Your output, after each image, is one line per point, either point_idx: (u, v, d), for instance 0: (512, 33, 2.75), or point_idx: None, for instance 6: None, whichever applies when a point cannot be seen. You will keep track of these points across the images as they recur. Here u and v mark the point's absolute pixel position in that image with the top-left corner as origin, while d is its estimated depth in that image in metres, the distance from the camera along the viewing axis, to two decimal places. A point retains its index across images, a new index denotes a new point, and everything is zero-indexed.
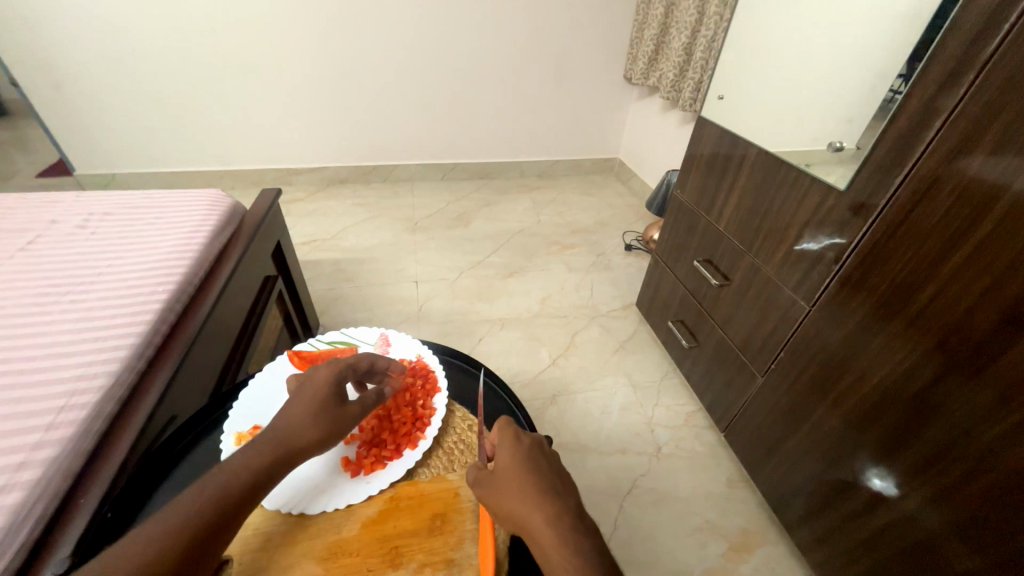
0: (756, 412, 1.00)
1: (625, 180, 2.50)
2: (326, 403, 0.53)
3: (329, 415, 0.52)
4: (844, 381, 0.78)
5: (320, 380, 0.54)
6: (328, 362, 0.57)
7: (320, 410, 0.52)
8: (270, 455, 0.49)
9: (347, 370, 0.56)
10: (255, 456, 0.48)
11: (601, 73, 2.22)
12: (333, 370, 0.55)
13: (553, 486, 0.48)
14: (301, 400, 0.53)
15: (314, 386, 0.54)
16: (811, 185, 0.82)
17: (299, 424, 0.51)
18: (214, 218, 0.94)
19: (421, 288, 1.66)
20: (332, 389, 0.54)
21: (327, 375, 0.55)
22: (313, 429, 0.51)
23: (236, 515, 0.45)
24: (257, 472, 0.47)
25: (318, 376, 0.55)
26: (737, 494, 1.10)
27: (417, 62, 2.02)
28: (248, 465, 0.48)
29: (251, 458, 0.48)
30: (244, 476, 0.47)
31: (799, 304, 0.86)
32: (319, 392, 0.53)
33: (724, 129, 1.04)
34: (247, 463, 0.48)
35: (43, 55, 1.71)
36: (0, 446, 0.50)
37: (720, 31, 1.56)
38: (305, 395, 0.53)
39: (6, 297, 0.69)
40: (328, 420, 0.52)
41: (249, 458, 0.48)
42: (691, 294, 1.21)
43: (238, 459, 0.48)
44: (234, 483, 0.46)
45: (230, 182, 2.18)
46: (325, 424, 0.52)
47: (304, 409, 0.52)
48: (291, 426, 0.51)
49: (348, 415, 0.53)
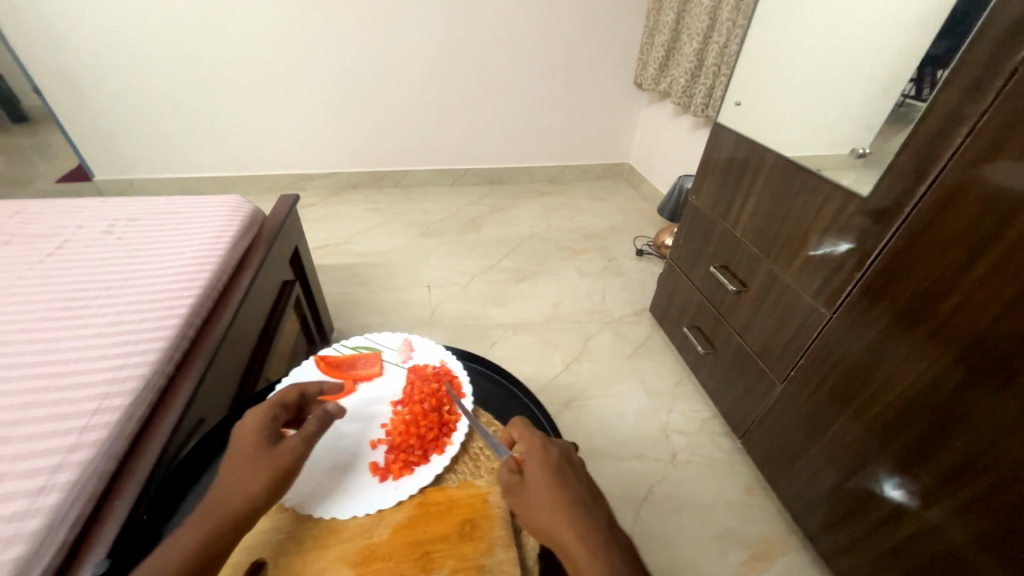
0: (776, 419, 0.99)
1: (636, 185, 2.50)
2: (260, 444, 0.50)
3: (268, 453, 0.50)
4: (867, 390, 0.77)
5: (247, 427, 0.52)
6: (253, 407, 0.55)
7: (257, 451, 0.50)
8: (218, 512, 0.45)
9: (273, 409, 0.55)
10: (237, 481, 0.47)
11: (611, 79, 2.23)
12: (259, 412, 0.53)
13: (583, 496, 0.48)
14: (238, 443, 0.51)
15: (243, 431, 0.52)
16: (832, 192, 0.81)
17: (240, 475, 0.48)
18: (235, 223, 0.95)
19: (434, 292, 1.67)
20: (265, 431, 0.52)
21: (252, 418, 0.53)
22: (256, 472, 0.48)
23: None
24: (213, 528, 0.44)
25: (246, 422, 0.53)
26: (755, 502, 1.09)
27: (428, 69, 2.04)
28: (199, 522, 0.44)
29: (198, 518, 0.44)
30: (198, 533, 0.43)
31: (820, 310, 0.85)
32: (250, 437, 0.51)
33: (741, 135, 1.03)
34: (197, 522, 0.44)
35: (65, 65, 1.76)
36: (37, 449, 0.51)
37: (734, 36, 1.55)
38: (237, 446, 0.51)
39: (38, 301, 0.70)
40: (269, 460, 0.49)
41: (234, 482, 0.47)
42: (707, 300, 1.21)
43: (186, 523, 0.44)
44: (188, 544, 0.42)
45: (245, 187, 2.21)
46: (268, 463, 0.49)
47: (238, 457, 0.49)
48: (231, 482, 0.47)
49: (289, 448, 0.51)
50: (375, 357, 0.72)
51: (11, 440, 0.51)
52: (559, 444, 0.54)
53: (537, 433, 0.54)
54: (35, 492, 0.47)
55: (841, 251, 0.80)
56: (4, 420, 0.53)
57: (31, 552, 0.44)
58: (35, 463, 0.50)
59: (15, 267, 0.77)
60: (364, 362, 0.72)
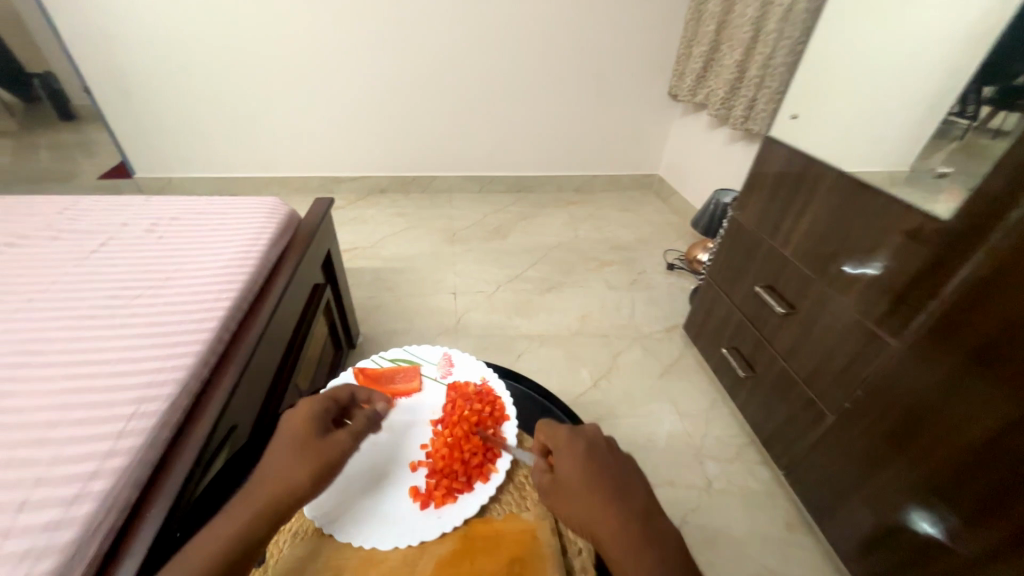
0: (825, 453, 0.92)
1: (665, 197, 2.45)
2: (309, 436, 0.51)
3: (315, 447, 0.50)
4: (934, 431, 0.70)
5: (299, 416, 0.53)
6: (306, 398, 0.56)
7: (305, 443, 0.50)
8: (259, 501, 0.46)
9: (326, 402, 0.55)
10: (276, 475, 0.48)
11: (645, 89, 2.19)
12: (313, 403, 0.54)
13: (616, 490, 0.49)
14: (287, 432, 0.52)
15: (295, 420, 0.52)
16: (905, 213, 0.75)
17: (283, 467, 0.49)
18: (273, 225, 0.95)
19: (459, 300, 1.65)
20: (315, 424, 0.52)
21: (306, 408, 0.53)
22: (301, 464, 0.49)
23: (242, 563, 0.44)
24: (255, 518, 0.45)
25: (298, 411, 0.53)
26: (796, 540, 1.02)
27: (459, 75, 2.04)
28: (241, 510, 0.46)
29: (241, 506, 0.46)
30: (239, 522, 0.45)
31: (883, 340, 0.79)
32: (301, 426, 0.52)
33: (796, 150, 0.98)
34: (241, 509, 0.46)
35: (114, 65, 1.82)
36: (73, 453, 0.50)
37: (778, 48, 1.48)
38: (286, 433, 0.52)
39: (81, 298, 0.70)
40: (315, 454, 0.50)
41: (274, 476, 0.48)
42: (749, 320, 1.15)
43: (229, 511, 0.46)
44: (231, 531, 0.44)
45: (275, 188, 2.24)
46: (313, 457, 0.50)
47: (286, 446, 0.50)
48: (274, 474, 0.48)
49: (335, 445, 0.51)
50: (414, 371, 0.71)
51: (49, 443, 0.50)
52: (587, 434, 0.54)
53: (565, 428, 0.55)
54: (69, 501, 0.46)
55: (862, 271, 0.83)
56: (42, 422, 0.52)
57: (62, 566, 0.42)
58: (71, 469, 0.48)
59: (60, 263, 0.78)
60: (403, 376, 0.70)
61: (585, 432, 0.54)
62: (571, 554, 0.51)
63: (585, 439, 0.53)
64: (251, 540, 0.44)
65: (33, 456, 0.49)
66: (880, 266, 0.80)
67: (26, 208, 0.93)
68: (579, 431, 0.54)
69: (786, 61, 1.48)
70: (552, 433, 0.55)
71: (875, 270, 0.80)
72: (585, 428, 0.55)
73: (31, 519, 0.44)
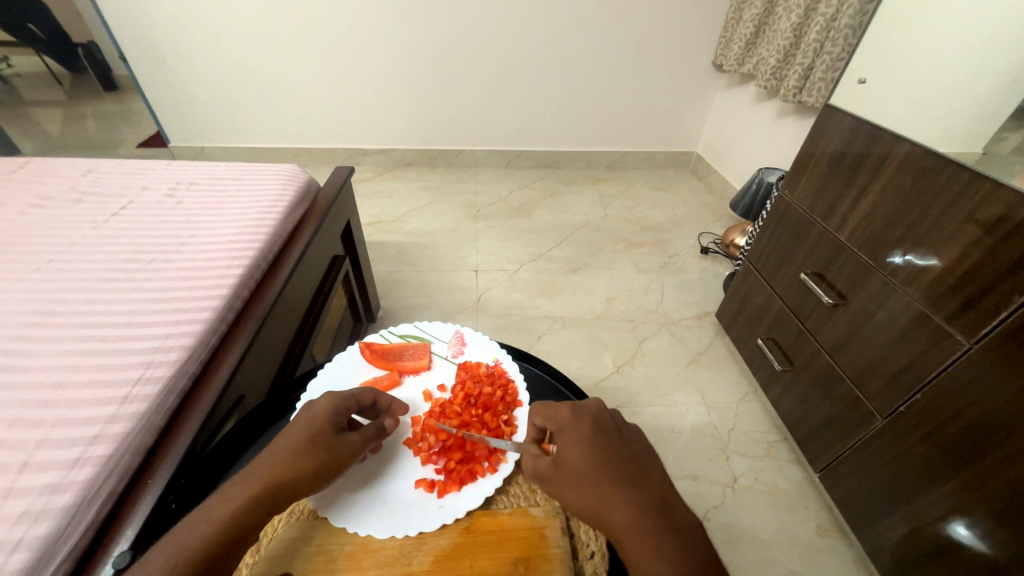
0: (870, 459, 0.84)
1: (703, 176, 2.31)
2: (321, 433, 0.49)
3: (324, 446, 0.48)
4: (1009, 446, 0.62)
5: (318, 410, 0.51)
6: (327, 392, 0.53)
7: (317, 440, 0.48)
8: (254, 489, 0.43)
9: (347, 403, 0.53)
10: (273, 468, 0.45)
11: (687, 58, 2.03)
12: (334, 401, 0.52)
13: (625, 470, 0.46)
14: (298, 423, 0.49)
15: (311, 414, 0.50)
16: (991, 193, 0.65)
17: (284, 460, 0.46)
18: (290, 192, 0.92)
19: (481, 277, 1.61)
20: (330, 421, 0.50)
21: (325, 406, 0.51)
22: (307, 461, 0.47)
23: (232, 548, 0.41)
24: (248, 504, 0.43)
25: (315, 407, 0.51)
26: (829, 546, 0.95)
27: (488, 43, 1.93)
28: (236, 495, 0.43)
29: (234, 490, 0.44)
30: (232, 508, 0.42)
31: (953, 339, 0.69)
32: (315, 422, 0.49)
33: (861, 120, 0.86)
34: (236, 493, 0.43)
35: (144, 32, 1.81)
36: (77, 416, 0.49)
37: (844, 7, 1.32)
38: (298, 424, 0.49)
39: (97, 261, 0.70)
40: (324, 452, 0.48)
41: (271, 467, 0.45)
42: (791, 310, 1.06)
43: (222, 494, 0.43)
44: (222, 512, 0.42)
45: (304, 160, 2.24)
46: (321, 456, 0.48)
47: (297, 438, 0.48)
48: (274, 464, 0.46)
49: (345, 448, 0.50)
50: (423, 349, 0.69)
51: (55, 404, 0.50)
52: (590, 411, 0.51)
53: (567, 406, 0.51)
54: (69, 464, 0.46)
55: (927, 264, 0.74)
56: (50, 381, 0.52)
57: (58, 529, 0.42)
58: (75, 431, 0.48)
59: (81, 225, 0.77)
60: (412, 353, 0.69)
61: (588, 408, 0.51)
62: (581, 557, 0.47)
63: (588, 418, 0.50)
64: (243, 525, 0.42)
65: (39, 417, 0.49)
66: (947, 256, 0.71)
67: (52, 171, 0.93)
68: (581, 409, 0.51)
69: (852, 23, 1.32)
70: (553, 412, 0.51)
71: (940, 263, 0.72)
72: (588, 406, 0.52)
73: (33, 480, 0.44)
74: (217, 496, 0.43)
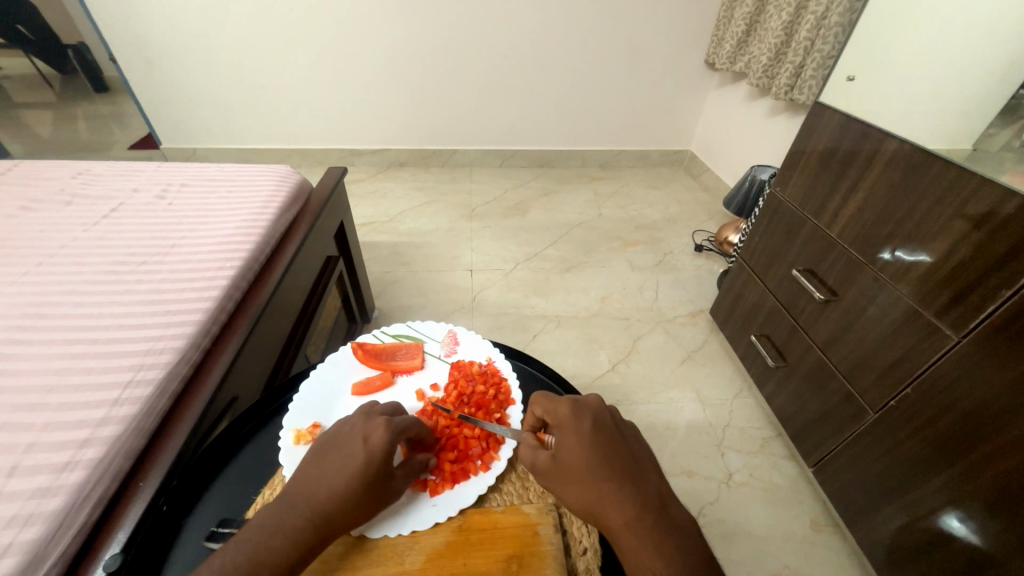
0: (863, 452, 0.85)
1: (697, 174, 2.32)
2: (376, 479, 0.47)
3: (375, 490, 0.47)
4: (999, 438, 0.62)
5: (376, 449, 0.47)
6: (384, 422, 0.49)
7: (372, 483, 0.46)
8: (308, 536, 0.43)
9: (400, 435, 0.50)
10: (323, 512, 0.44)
11: (680, 57, 2.04)
12: (391, 437, 0.48)
13: (625, 469, 0.47)
14: (352, 462, 0.46)
15: (367, 450, 0.47)
16: (979, 188, 0.65)
17: (337, 503, 0.45)
18: (283, 192, 0.92)
19: (476, 277, 1.61)
20: (386, 463, 0.47)
21: (384, 442, 0.48)
22: (361, 506, 0.46)
23: None
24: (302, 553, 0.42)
25: (373, 440, 0.47)
26: (823, 540, 0.96)
27: (481, 42, 1.93)
28: (288, 538, 0.42)
29: (287, 533, 0.42)
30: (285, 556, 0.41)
31: (942, 333, 0.70)
32: (373, 466, 0.46)
33: (851, 118, 0.87)
34: (289, 537, 0.42)
35: (133, 32, 1.79)
36: (67, 419, 0.49)
37: (834, 5, 1.33)
38: (354, 463, 0.46)
39: (86, 263, 0.69)
40: (376, 498, 0.47)
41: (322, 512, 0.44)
42: (784, 307, 1.07)
43: (274, 536, 0.42)
44: (266, 554, 0.41)
45: (297, 161, 2.23)
46: (373, 502, 0.47)
47: (353, 478, 0.46)
48: (328, 507, 0.44)
49: (395, 492, 0.48)
50: (416, 349, 0.69)
51: (45, 407, 0.50)
52: (591, 407, 0.51)
53: (568, 402, 0.50)
54: (60, 468, 0.46)
55: (916, 259, 0.75)
56: (40, 385, 0.52)
57: (49, 533, 0.42)
58: (64, 434, 0.48)
59: (70, 227, 0.77)
60: (405, 352, 0.69)
61: (589, 405, 0.51)
62: (574, 554, 0.47)
63: (590, 415, 0.50)
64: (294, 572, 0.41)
65: (29, 420, 0.48)
66: (934, 253, 0.72)
67: (41, 173, 0.92)
68: (582, 405, 0.51)
69: (842, 20, 1.33)
70: (553, 406, 0.51)
71: (929, 258, 0.72)
72: (588, 402, 0.51)
73: (23, 484, 0.44)
74: (268, 534, 0.42)
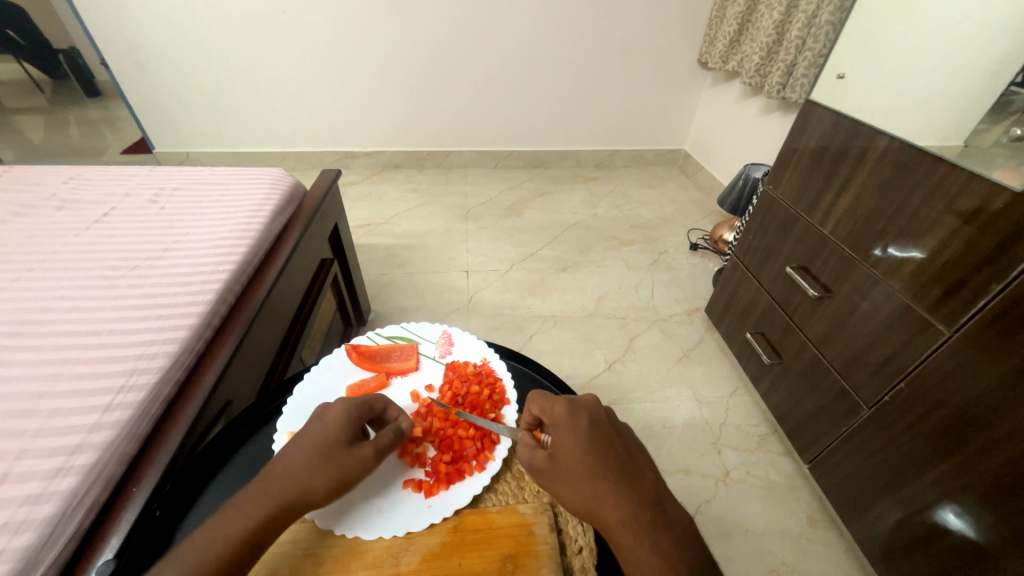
0: (858, 448, 0.86)
1: (691, 173, 2.33)
2: (332, 446, 0.47)
3: (332, 457, 0.46)
4: (992, 431, 0.63)
5: (330, 421, 0.49)
6: (341, 398, 0.51)
7: (328, 450, 0.47)
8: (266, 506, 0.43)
9: (359, 408, 0.51)
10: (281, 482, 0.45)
11: (674, 56, 2.05)
12: (346, 409, 0.50)
13: (622, 467, 0.47)
14: (309, 434, 0.48)
15: (322, 421, 0.49)
16: (968, 184, 0.66)
17: (294, 471, 0.45)
18: (277, 195, 0.92)
19: (472, 278, 1.61)
20: (342, 432, 0.48)
21: (337, 412, 0.49)
22: (319, 473, 0.45)
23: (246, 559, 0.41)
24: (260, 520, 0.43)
25: (328, 413, 0.49)
26: (819, 536, 0.96)
27: (474, 43, 1.93)
28: (248, 509, 0.43)
29: (248, 505, 0.43)
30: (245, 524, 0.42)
31: (935, 328, 0.71)
32: (327, 434, 0.47)
33: (842, 115, 0.88)
34: (249, 509, 0.43)
35: (125, 35, 1.78)
36: (58, 426, 0.49)
37: (823, 4, 1.35)
38: (310, 434, 0.48)
39: (77, 268, 0.69)
40: (335, 466, 0.46)
41: (280, 482, 0.45)
42: (779, 304, 1.07)
43: (235, 509, 0.43)
44: (235, 531, 0.42)
45: (292, 164, 2.23)
46: (333, 470, 0.46)
47: (308, 447, 0.47)
48: (285, 477, 0.45)
49: (356, 460, 0.47)
50: (411, 350, 0.69)
51: (36, 414, 0.49)
52: (588, 407, 0.51)
53: (564, 402, 0.51)
54: (52, 474, 0.45)
55: (908, 255, 0.75)
56: (31, 391, 0.51)
57: (42, 540, 0.42)
58: (56, 440, 0.48)
59: (62, 232, 0.76)
60: (399, 354, 0.68)
61: (585, 405, 0.52)
62: (570, 553, 0.47)
63: (586, 414, 0.51)
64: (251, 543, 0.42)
65: (21, 426, 0.48)
66: (926, 248, 0.72)
67: (32, 179, 0.92)
68: (579, 404, 0.51)
69: (832, 19, 1.34)
70: (550, 406, 0.52)
71: (921, 254, 0.73)
72: (585, 402, 0.52)
73: (14, 490, 0.43)
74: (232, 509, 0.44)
